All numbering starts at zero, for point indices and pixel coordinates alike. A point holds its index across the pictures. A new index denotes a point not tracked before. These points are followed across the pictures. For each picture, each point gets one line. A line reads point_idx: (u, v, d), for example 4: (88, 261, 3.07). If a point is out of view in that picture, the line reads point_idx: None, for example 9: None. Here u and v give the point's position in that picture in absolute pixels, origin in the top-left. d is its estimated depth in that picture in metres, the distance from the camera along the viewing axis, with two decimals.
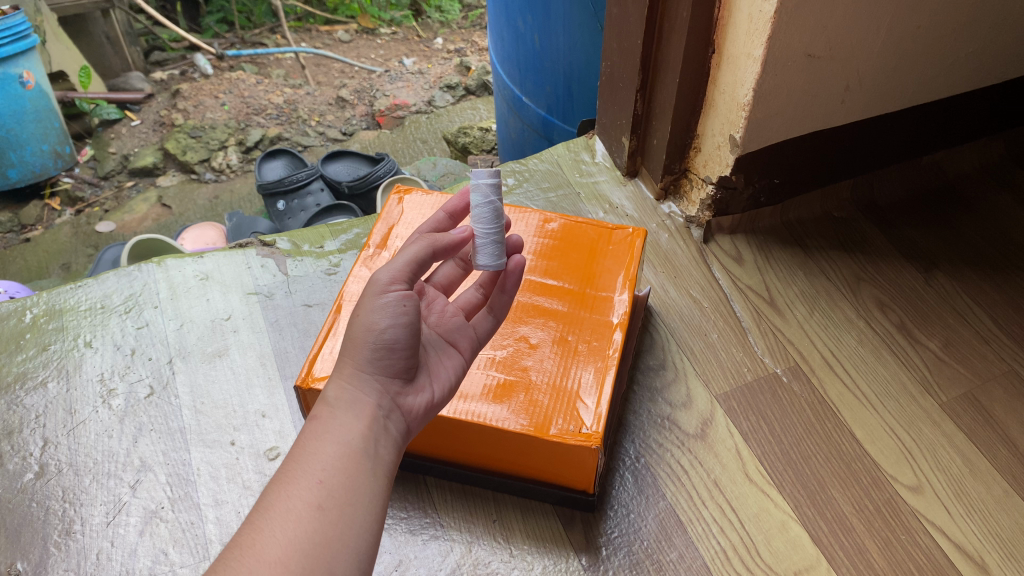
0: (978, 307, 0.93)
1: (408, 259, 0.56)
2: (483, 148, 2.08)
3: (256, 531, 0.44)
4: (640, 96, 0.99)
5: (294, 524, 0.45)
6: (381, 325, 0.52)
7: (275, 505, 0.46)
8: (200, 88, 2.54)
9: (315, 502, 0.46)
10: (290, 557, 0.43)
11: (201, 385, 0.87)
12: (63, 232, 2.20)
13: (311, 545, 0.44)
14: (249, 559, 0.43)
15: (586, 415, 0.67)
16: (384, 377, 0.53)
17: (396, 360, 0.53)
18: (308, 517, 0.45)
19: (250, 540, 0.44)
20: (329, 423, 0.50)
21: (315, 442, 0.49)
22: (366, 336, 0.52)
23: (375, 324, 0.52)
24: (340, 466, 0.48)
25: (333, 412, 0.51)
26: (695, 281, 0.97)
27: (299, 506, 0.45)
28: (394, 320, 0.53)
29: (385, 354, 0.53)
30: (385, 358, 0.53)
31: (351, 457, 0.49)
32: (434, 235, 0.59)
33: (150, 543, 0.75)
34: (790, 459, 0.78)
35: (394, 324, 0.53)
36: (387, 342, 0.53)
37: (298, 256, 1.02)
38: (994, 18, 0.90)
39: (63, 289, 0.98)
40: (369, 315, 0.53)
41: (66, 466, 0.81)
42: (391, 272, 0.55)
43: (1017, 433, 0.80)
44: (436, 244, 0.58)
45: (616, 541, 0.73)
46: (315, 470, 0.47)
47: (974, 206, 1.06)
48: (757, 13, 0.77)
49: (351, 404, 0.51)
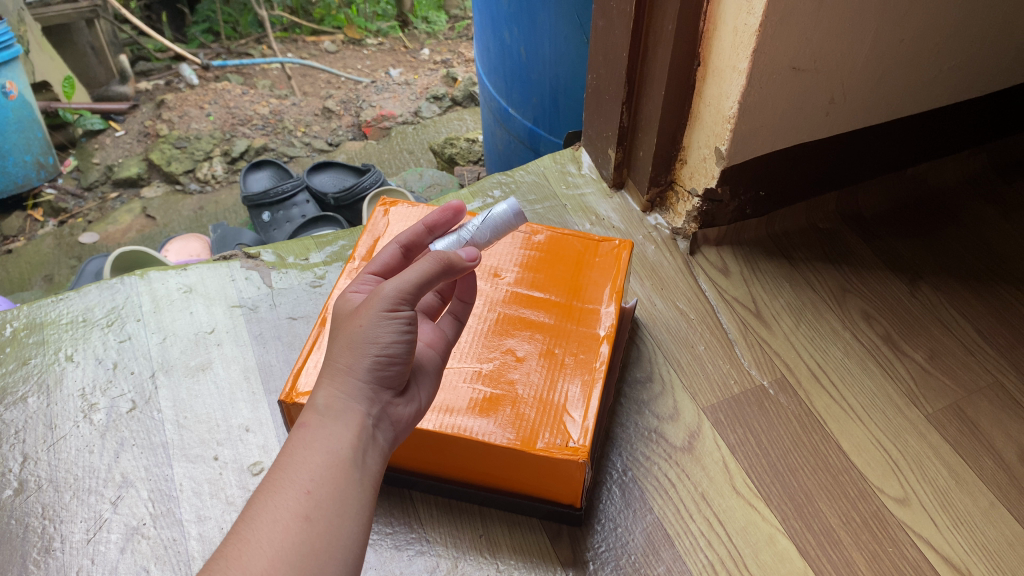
0: (962, 317, 0.94)
1: (418, 276, 0.51)
2: (469, 159, 2.08)
3: (242, 541, 0.42)
4: (626, 109, 1.00)
5: (281, 534, 0.43)
6: (386, 340, 0.49)
7: (262, 514, 0.44)
8: (185, 98, 2.53)
9: (302, 512, 0.44)
10: (277, 568, 0.41)
11: (184, 400, 0.86)
12: (45, 243, 2.17)
13: (298, 556, 0.42)
14: (235, 571, 0.41)
15: (573, 429, 0.67)
16: (379, 386, 0.50)
17: (394, 371, 0.51)
18: (296, 528, 0.43)
19: (236, 551, 0.42)
20: (318, 431, 0.47)
21: (302, 450, 0.47)
22: (367, 347, 0.49)
23: (379, 338, 0.49)
24: (328, 475, 0.46)
25: (322, 421, 0.48)
26: (681, 292, 0.97)
27: (288, 516, 0.43)
28: (399, 336, 0.50)
29: (385, 366, 0.50)
30: (382, 371, 0.50)
31: (340, 467, 0.46)
32: (450, 257, 0.52)
33: (132, 560, 0.73)
34: (778, 471, 0.78)
35: (398, 339, 0.50)
36: (389, 355, 0.50)
37: (283, 268, 1.01)
38: (975, 32, 0.92)
39: (44, 302, 0.96)
40: (372, 327, 0.49)
41: (46, 482, 0.80)
42: (399, 287, 0.51)
43: (1002, 444, 0.80)
44: (450, 270, 0.52)
45: (603, 555, 0.72)
46: (303, 479, 0.45)
47: (957, 218, 1.07)
48: (742, 26, 0.78)
49: (343, 412, 0.48)
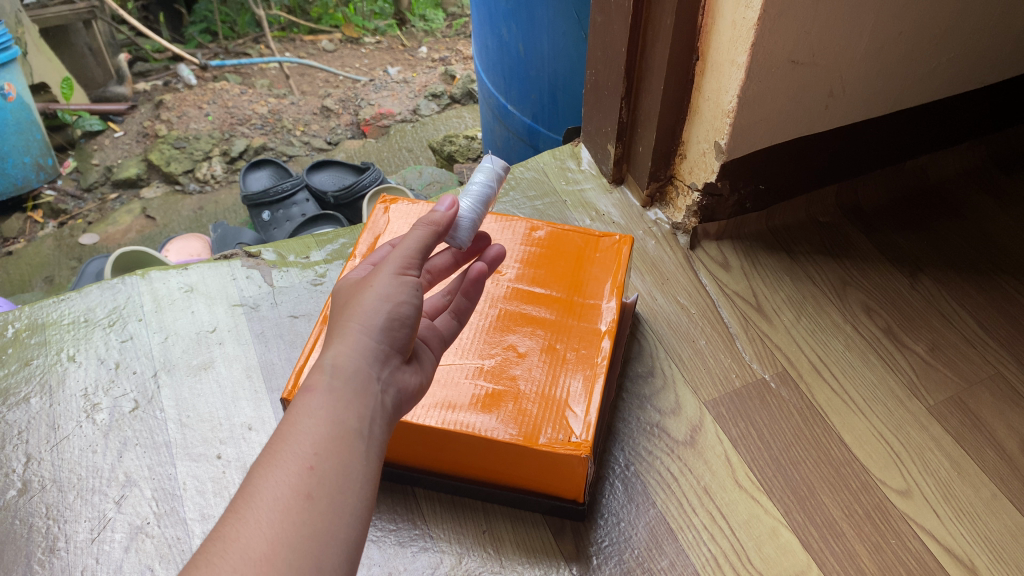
0: (963, 309, 0.94)
1: (416, 243, 0.54)
2: (468, 156, 2.07)
3: (240, 521, 0.40)
4: (625, 103, 1.00)
5: (281, 514, 0.40)
6: (396, 300, 0.50)
7: (261, 492, 0.41)
8: (183, 98, 2.52)
9: (303, 490, 0.41)
10: (277, 553, 0.39)
11: (186, 399, 0.86)
12: (45, 245, 2.18)
13: (299, 538, 0.40)
14: (230, 561, 0.38)
15: (575, 424, 0.67)
16: (386, 351, 0.49)
17: (403, 336, 0.50)
18: (297, 507, 0.40)
19: (233, 532, 0.39)
20: (322, 398, 0.45)
21: (305, 420, 0.44)
22: (378, 308, 0.49)
23: (389, 298, 0.50)
24: (332, 448, 0.43)
25: (329, 386, 0.46)
26: (682, 286, 0.97)
27: (288, 494, 0.41)
28: (408, 298, 0.50)
29: (395, 327, 0.49)
30: (392, 333, 0.49)
31: (345, 437, 0.44)
32: (431, 216, 0.57)
33: (136, 559, 0.73)
34: (780, 465, 0.78)
35: (407, 301, 0.50)
36: (399, 317, 0.50)
37: (284, 266, 1.01)
38: (973, 24, 0.92)
39: (46, 302, 0.96)
40: (383, 288, 0.50)
41: (49, 482, 0.80)
42: (404, 255, 0.53)
43: (1004, 435, 0.81)
44: (436, 227, 0.56)
45: (606, 550, 0.72)
46: (305, 452, 0.43)
47: (957, 210, 1.07)
48: (741, 20, 0.78)
49: (352, 375, 0.47)
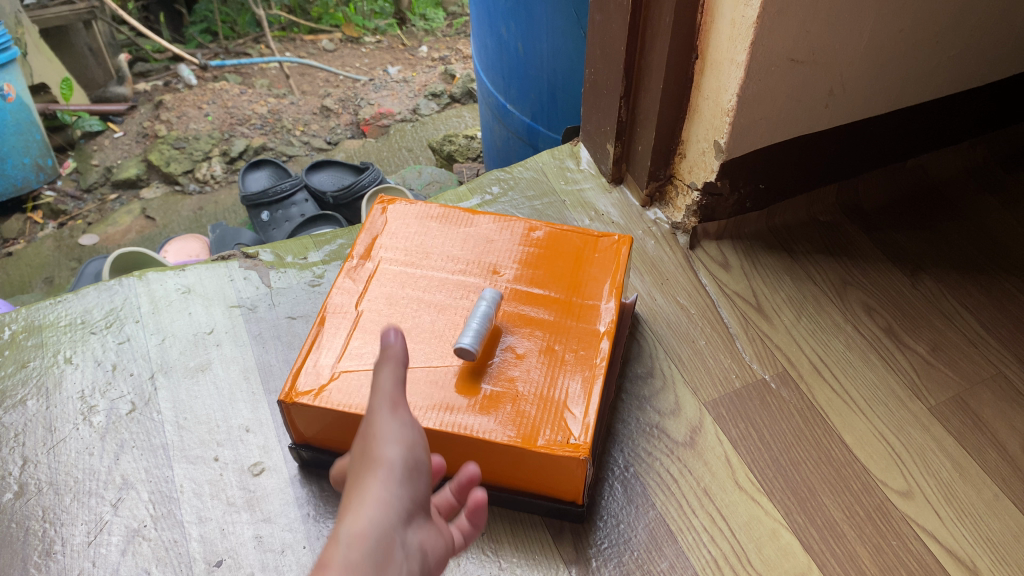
0: (964, 308, 0.93)
1: (396, 386, 0.47)
2: (467, 156, 2.07)
3: None
4: (624, 103, 0.99)
5: None
6: (403, 444, 0.45)
7: None
8: (184, 100, 2.51)
9: None
10: None
11: (184, 401, 0.85)
12: (45, 245, 2.18)
13: None
14: None
15: (574, 426, 0.67)
16: (403, 521, 0.44)
17: (417, 488, 0.45)
18: None
19: None
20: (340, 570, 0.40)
21: None
22: (386, 467, 0.44)
23: (394, 447, 0.45)
24: None
25: (346, 554, 0.41)
26: (681, 286, 0.97)
27: None
28: (413, 442, 0.46)
29: (411, 475, 0.45)
30: (413, 482, 0.45)
31: None
32: (385, 368, 0.47)
33: (133, 562, 0.73)
34: (780, 465, 0.78)
35: (417, 440, 0.46)
36: (411, 463, 0.45)
37: (282, 267, 1.00)
38: (974, 22, 0.91)
39: (43, 304, 0.96)
40: (387, 435, 0.45)
41: (46, 485, 0.80)
42: (390, 385, 0.46)
43: (1006, 435, 0.80)
44: (399, 373, 0.46)
45: (606, 552, 0.72)
46: None
47: (959, 209, 1.07)
48: (740, 18, 0.77)
49: (372, 546, 0.41)
